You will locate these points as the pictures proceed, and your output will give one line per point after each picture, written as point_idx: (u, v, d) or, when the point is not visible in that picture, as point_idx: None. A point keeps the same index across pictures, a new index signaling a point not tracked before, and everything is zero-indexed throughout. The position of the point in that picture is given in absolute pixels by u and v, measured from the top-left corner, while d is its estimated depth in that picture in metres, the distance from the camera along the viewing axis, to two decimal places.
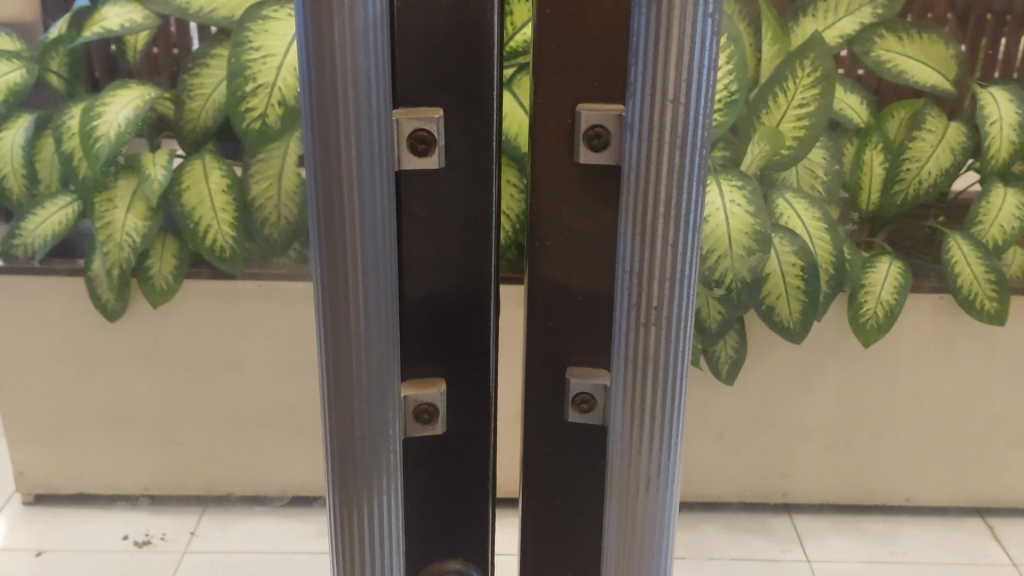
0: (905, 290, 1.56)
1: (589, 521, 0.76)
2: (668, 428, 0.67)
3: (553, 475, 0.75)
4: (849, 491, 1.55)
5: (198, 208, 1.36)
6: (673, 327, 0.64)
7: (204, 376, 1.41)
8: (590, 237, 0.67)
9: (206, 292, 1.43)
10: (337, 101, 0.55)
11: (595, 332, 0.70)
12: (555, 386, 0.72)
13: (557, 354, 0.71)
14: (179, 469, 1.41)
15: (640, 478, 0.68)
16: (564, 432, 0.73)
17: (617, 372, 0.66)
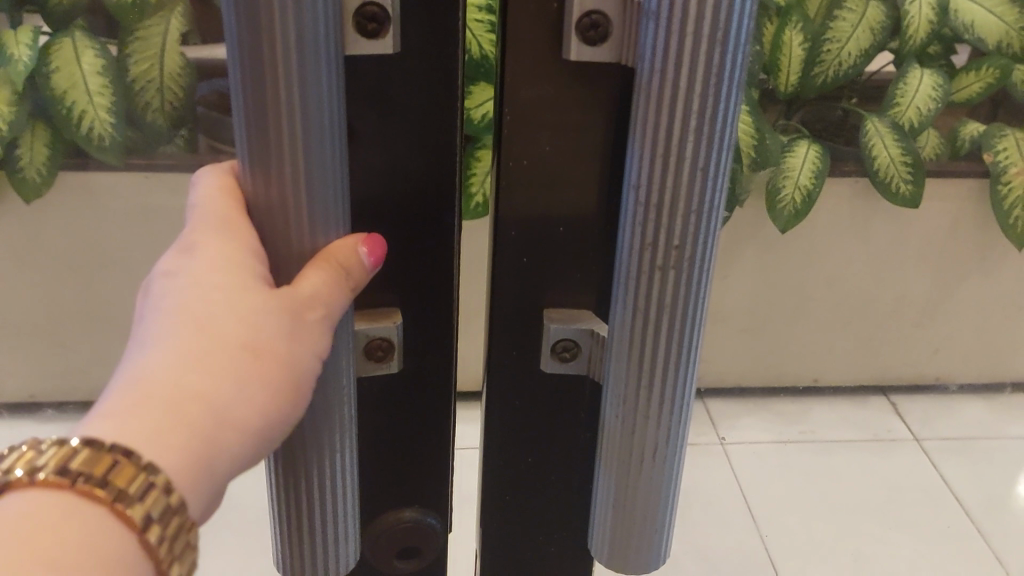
0: (825, 169, 1.45)
1: (557, 506, 0.57)
2: (683, 399, 0.44)
3: (517, 447, 0.54)
4: (752, 366, 1.70)
5: (69, 91, 1.22)
6: (698, 291, 0.41)
7: (90, 268, 1.38)
8: (577, 158, 0.45)
9: (89, 184, 1.32)
10: (288, 243, 0.42)
11: (580, 277, 0.49)
12: (524, 330, 0.50)
13: (524, 292, 0.49)
14: (70, 371, 1.46)
15: (647, 455, 0.45)
16: (533, 394, 0.53)
17: (618, 330, 0.43)
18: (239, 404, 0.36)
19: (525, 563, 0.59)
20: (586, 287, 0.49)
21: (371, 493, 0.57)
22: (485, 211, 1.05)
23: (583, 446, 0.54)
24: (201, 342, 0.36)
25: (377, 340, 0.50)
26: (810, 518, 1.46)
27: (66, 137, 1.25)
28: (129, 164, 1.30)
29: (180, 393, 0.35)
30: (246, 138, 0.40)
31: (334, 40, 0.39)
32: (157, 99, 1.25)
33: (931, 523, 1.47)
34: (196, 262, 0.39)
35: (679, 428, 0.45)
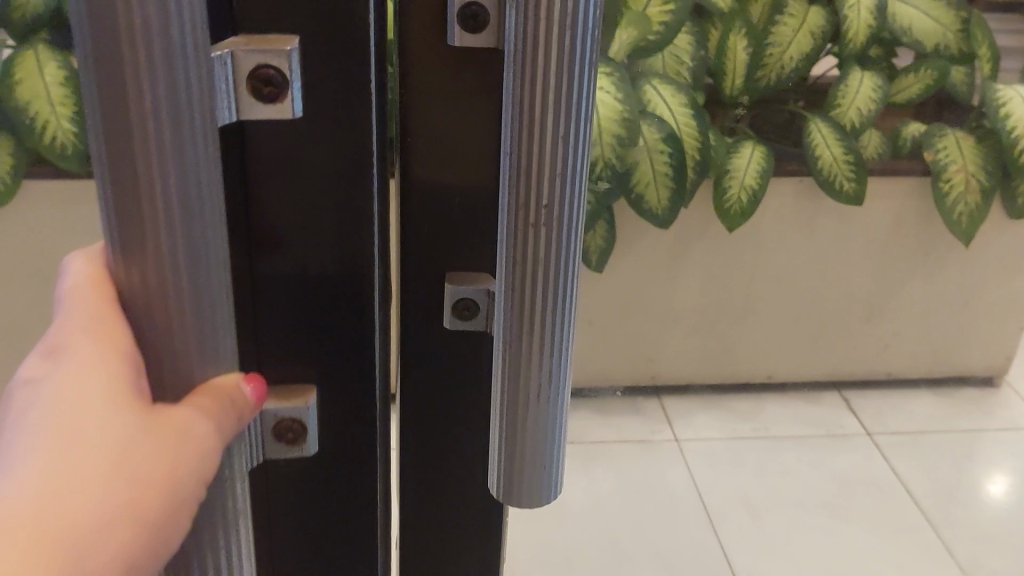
0: (769, 171, 1.49)
1: (470, 471, 0.59)
2: (560, 345, 0.45)
3: (431, 412, 0.57)
4: (706, 364, 1.74)
5: (33, 100, 1.26)
6: (568, 245, 0.42)
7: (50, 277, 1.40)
8: (470, 133, 0.47)
9: (44, 194, 1.34)
10: (169, 340, 0.37)
11: (480, 245, 0.51)
12: (428, 294, 0.53)
13: (427, 258, 0.52)
14: None
15: (529, 397, 0.45)
16: (443, 357, 0.55)
17: (501, 282, 0.44)
18: (104, 549, 0.30)
19: (446, 528, 0.62)
20: (484, 252, 0.52)
21: (303, 559, 0.56)
22: None
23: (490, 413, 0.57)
24: (54, 468, 0.30)
25: (289, 421, 0.48)
26: (762, 512, 1.50)
27: (28, 144, 1.29)
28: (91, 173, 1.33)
29: (32, 535, 0.29)
30: (110, 217, 0.35)
31: (206, 109, 0.34)
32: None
33: (882, 514, 1.51)
34: (67, 381, 0.33)
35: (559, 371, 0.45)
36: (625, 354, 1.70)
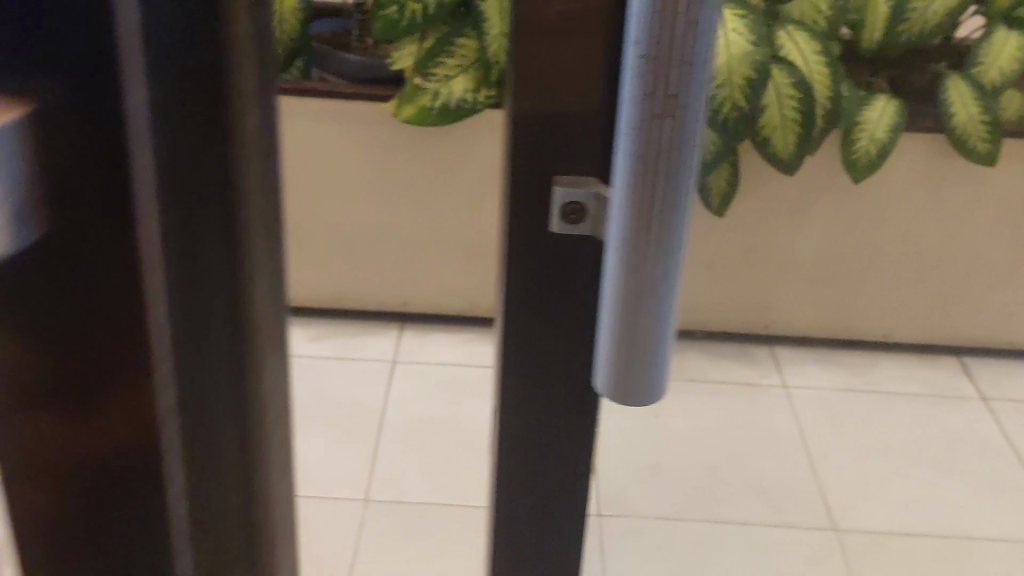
0: (900, 124, 1.50)
1: (569, 421, 0.50)
2: (680, 251, 0.37)
3: (532, 350, 0.48)
4: (822, 317, 1.76)
5: None
6: (692, 129, 0.35)
7: None
8: (581, 1, 0.38)
9: None
10: None
11: (585, 144, 0.42)
12: (529, 203, 0.44)
13: (531, 160, 0.42)
14: None
15: (644, 293, 0.38)
16: (543, 284, 0.45)
17: (620, 180, 0.37)
18: None
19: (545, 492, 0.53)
20: (594, 149, 0.42)
21: None
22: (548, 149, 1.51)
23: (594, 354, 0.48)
24: None
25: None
26: (862, 456, 1.53)
27: None
28: None
29: None
30: None
31: None
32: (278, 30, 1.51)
33: (987, 472, 1.52)
34: None
35: (675, 265, 0.38)
36: (742, 300, 1.75)
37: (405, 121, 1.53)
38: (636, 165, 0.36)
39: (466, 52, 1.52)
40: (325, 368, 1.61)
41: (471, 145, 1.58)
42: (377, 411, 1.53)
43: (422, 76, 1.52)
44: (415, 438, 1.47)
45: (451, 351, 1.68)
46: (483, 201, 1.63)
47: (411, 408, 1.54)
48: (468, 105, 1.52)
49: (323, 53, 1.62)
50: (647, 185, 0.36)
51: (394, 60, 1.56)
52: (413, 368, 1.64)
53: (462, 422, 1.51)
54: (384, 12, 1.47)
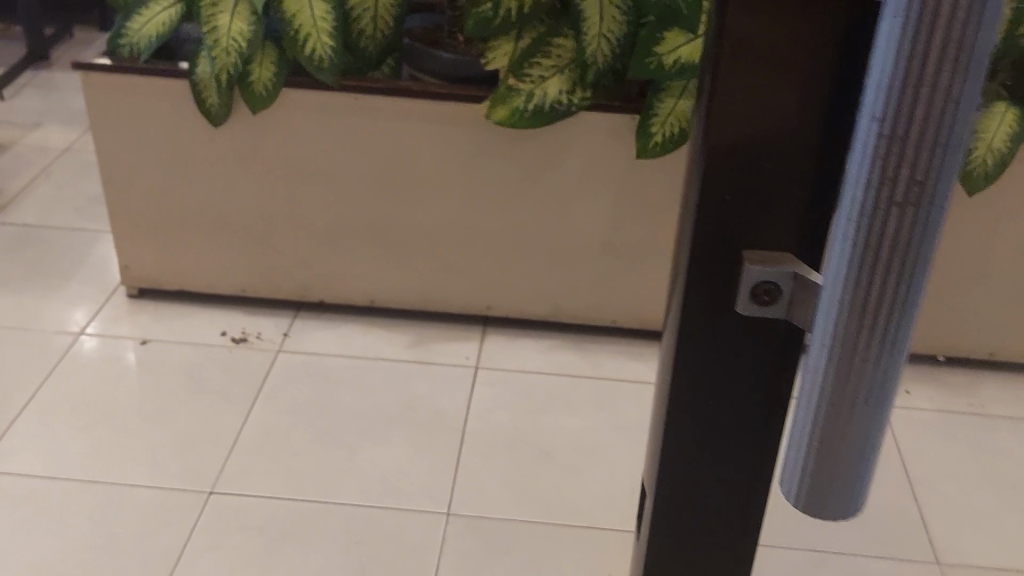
0: (1020, 135, 1.42)
1: (738, 441, 0.59)
2: (886, 372, 0.45)
3: (707, 385, 0.55)
4: (923, 333, 1.68)
5: (298, 15, 1.45)
6: (920, 267, 0.42)
7: (288, 176, 1.57)
8: (786, 118, 0.45)
9: (303, 104, 1.50)
10: None
11: (779, 236, 0.49)
12: (723, 275, 0.51)
13: (726, 243, 0.50)
14: (271, 272, 1.67)
15: (859, 398, 0.46)
16: (725, 347, 0.54)
17: (829, 310, 0.44)
18: None
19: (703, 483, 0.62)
20: (789, 240, 0.49)
21: None
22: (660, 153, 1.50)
23: (764, 383, 0.55)
24: None
25: None
26: (971, 488, 1.46)
27: (291, 55, 1.46)
28: (343, 87, 1.48)
29: None
30: None
31: None
32: (370, 27, 1.48)
33: None
34: None
35: (891, 376, 0.45)
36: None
37: (497, 123, 1.48)
38: (858, 298, 0.43)
39: (563, 54, 1.48)
40: (407, 374, 1.58)
41: (568, 147, 1.54)
42: (461, 420, 1.49)
43: (517, 77, 1.47)
44: (500, 452, 1.44)
45: (535, 359, 1.64)
46: (577, 201, 1.59)
47: (496, 417, 1.51)
48: (562, 108, 1.48)
49: (419, 51, 1.58)
50: (867, 310, 0.43)
51: (486, 58, 1.50)
52: (496, 375, 1.60)
53: (550, 437, 1.48)
54: (477, 11, 1.42)
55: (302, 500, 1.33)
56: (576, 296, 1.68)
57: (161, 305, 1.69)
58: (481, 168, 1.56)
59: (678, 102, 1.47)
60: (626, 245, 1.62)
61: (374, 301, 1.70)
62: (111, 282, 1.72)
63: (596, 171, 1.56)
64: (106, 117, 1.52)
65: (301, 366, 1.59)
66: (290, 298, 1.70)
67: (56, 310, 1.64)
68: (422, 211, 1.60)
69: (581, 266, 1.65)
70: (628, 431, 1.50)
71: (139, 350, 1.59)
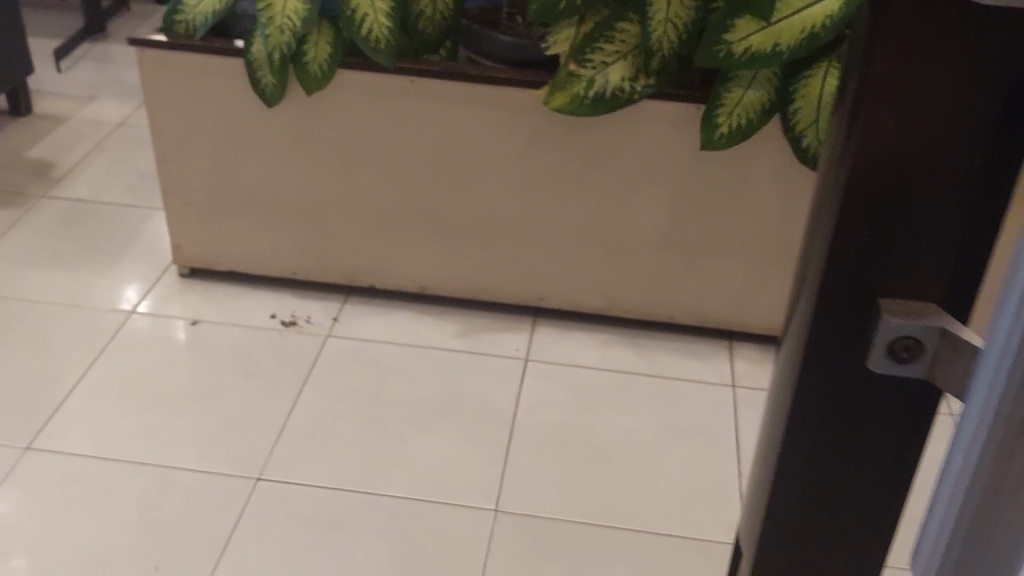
0: None
1: (856, 514, 0.49)
2: None
3: (814, 446, 0.47)
4: None
5: None
6: None
7: (341, 160, 1.54)
8: (949, 114, 0.36)
9: (358, 86, 1.47)
10: None
11: (928, 271, 0.40)
12: (850, 312, 0.42)
13: (861, 273, 0.41)
14: (321, 256, 1.65)
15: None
16: (846, 397, 0.45)
17: (994, 378, 0.35)
18: None
19: (810, 564, 0.52)
20: (938, 273, 0.40)
21: None
22: (727, 144, 1.45)
23: (893, 453, 0.46)
24: None
25: None
26: None
27: (346, 35, 1.42)
28: (400, 69, 1.45)
29: None
30: None
31: None
32: (429, 9, 1.45)
33: None
34: None
35: None
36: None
37: (556, 109, 1.43)
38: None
39: (627, 39, 1.42)
40: (456, 364, 1.56)
41: (628, 137, 1.49)
42: (510, 413, 1.48)
43: (578, 63, 1.42)
44: (549, 448, 1.42)
45: (587, 353, 1.61)
46: (635, 194, 1.55)
47: (545, 412, 1.48)
48: (624, 96, 1.43)
49: (476, 33, 1.54)
50: None
51: (547, 43, 1.46)
52: (546, 369, 1.57)
53: (601, 434, 1.46)
54: None
55: (350, 491, 1.32)
56: (631, 291, 1.65)
57: (211, 285, 1.68)
58: (538, 157, 1.52)
59: (745, 93, 1.43)
60: (685, 241, 1.59)
61: (424, 288, 1.67)
62: (162, 261, 1.72)
63: (657, 163, 1.52)
64: (161, 95, 1.51)
65: (350, 352, 1.57)
66: (340, 282, 1.68)
67: (107, 288, 1.63)
68: (478, 201, 1.57)
69: (637, 259, 1.61)
70: (680, 432, 1.48)
71: (189, 330, 1.58)
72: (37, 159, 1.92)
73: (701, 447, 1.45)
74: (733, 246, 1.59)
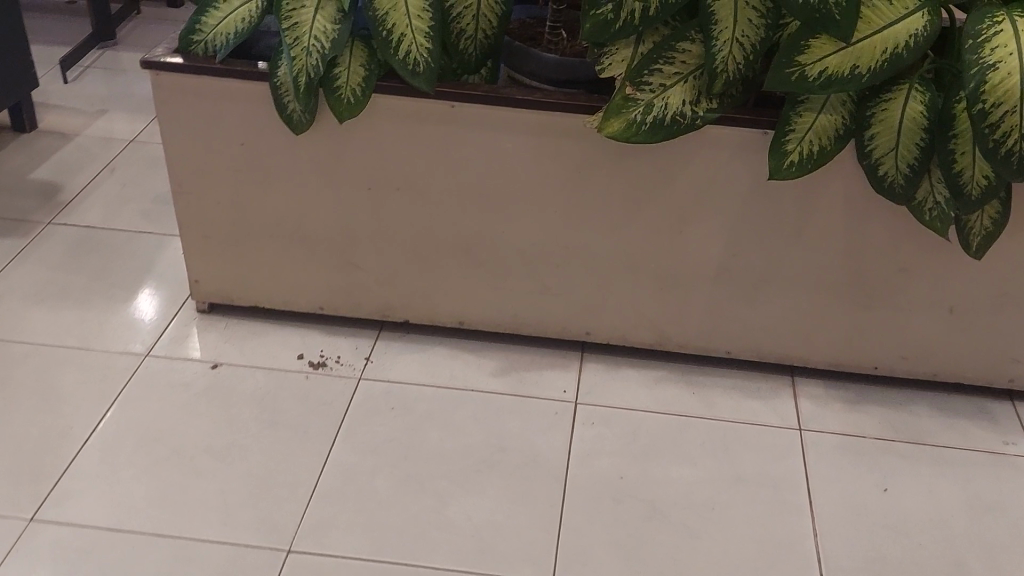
0: None
1: None
2: None
3: None
4: None
5: (392, 13, 1.28)
6: None
7: (373, 190, 1.43)
8: None
9: (393, 111, 1.35)
10: None
11: None
12: None
13: None
14: (352, 289, 1.54)
15: None
16: None
17: None
18: None
19: None
20: None
21: None
22: (796, 174, 1.32)
23: None
24: None
25: None
26: None
27: (381, 56, 1.29)
28: (439, 93, 1.32)
29: None
30: None
31: None
32: (471, 26, 1.32)
33: None
34: None
35: None
36: (990, 338, 1.48)
37: (611, 137, 1.30)
38: None
39: (688, 60, 1.29)
40: (498, 408, 1.45)
41: (686, 165, 1.37)
42: (560, 463, 1.36)
43: (634, 86, 1.29)
44: (604, 507, 1.30)
45: (640, 394, 1.50)
46: (690, 225, 1.43)
47: (597, 464, 1.37)
48: (684, 121, 1.30)
49: (519, 51, 1.41)
50: None
51: (601, 65, 1.33)
52: (597, 413, 1.45)
53: (661, 490, 1.34)
54: (596, 12, 1.25)
55: (390, 561, 1.20)
56: (684, 326, 1.53)
57: (233, 323, 1.57)
58: (588, 185, 1.40)
59: (816, 118, 1.30)
60: (744, 274, 1.47)
61: (463, 323, 1.57)
62: (179, 296, 1.60)
63: (718, 192, 1.39)
64: (175, 121, 1.38)
65: (386, 394, 1.46)
66: (371, 318, 1.57)
67: (120, 328, 1.52)
68: (519, 231, 1.45)
69: (691, 292, 1.50)
70: (743, 484, 1.36)
71: (209, 374, 1.47)
72: (43, 181, 1.81)
73: (767, 502, 1.33)
74: (795, 280, 1.47)
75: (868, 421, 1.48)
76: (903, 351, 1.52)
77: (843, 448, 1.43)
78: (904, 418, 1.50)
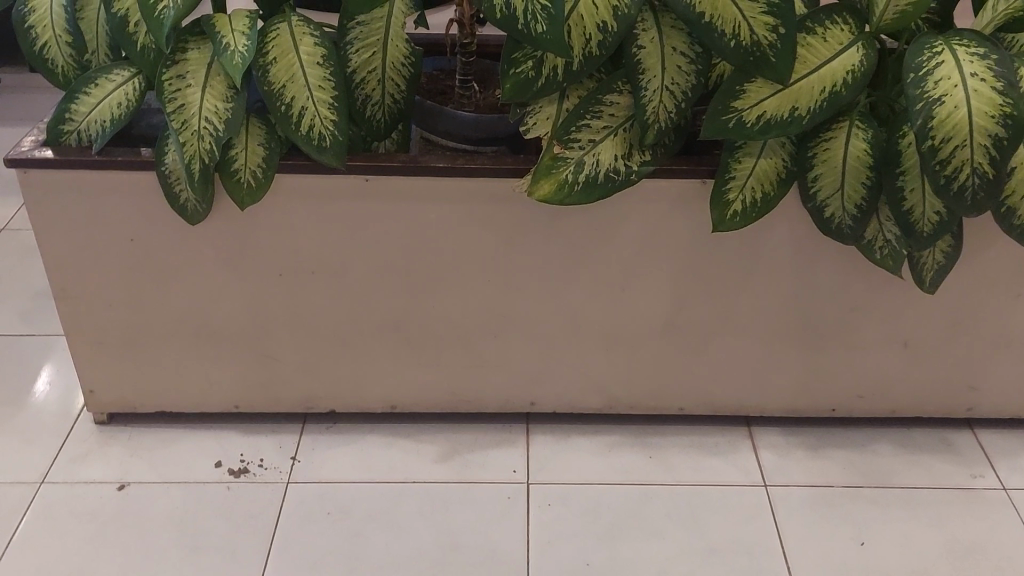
0: None
1: None
2: None
3: None
4: None
5: (289, 85, 1.14)
6: None
7: (284, 277, 1.29)
8: None
9: (300, 191, 1.21)
10: None
11: None
12: None
13: None
14: (270, 382, 1.40)
15: None
16: None
17: None
18: None
19: None
20: None
21: None
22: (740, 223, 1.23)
23: None
24: None
25: None
26: None
27: (280, 131, 1.15)
28: (350, 167, 1.19)
29: None
30: None
31: None
32: (378, 92, 1.20)
33: None
34: None
35: None
36: (945, 369, 1.43)
37: (541, 200, 1.19)
38: None
39: (617, 112, 1.19)
40: (444, 500, 1.33)
41: (623, 222, 1.27)
42: (519, 555, 1.25)
43: (562, 143, 1.18)
44: None
45: (593, 465, 1.41)
46: (631, 283, 1.33)
47: (560, 552, 1.26)
48: (619, 177, 1.19)
49: (430, 110, 1.29)
50: None
51: (524, 125, 1.22)
52: (552, 493, 1.35)
53: (634, 573, 1.24)
54: (515, 70, 1.15)
55: None
56: (632, 386, 1.45)
57: (138, 432, 1.42)
58: (520, 251, 1.29)
59: (755, 162, 1.21)
60: (691, 328, 1.38)
61: (396, 406, 1.45)
62: (71, 407, 1.44)
63: (659, 246, 1.30)
64: (50, 222, 1.22)
65: (320, 496, 1.33)
66: (294, 410, 1.44)
67: (8, 454, 1.35)
68: (448, 305, 1.34)
69: (636, 351, 1.41)
70: (717, 555, 1.27)
71: (116, 497, 1.31)
72: None
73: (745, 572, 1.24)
74: (744, 330, 1.39)
75: (832, 468, 1.42)
76: (859, 391, 1.46)
77: (812, 501, 1.36)
78: (867, 460, 1.44)
